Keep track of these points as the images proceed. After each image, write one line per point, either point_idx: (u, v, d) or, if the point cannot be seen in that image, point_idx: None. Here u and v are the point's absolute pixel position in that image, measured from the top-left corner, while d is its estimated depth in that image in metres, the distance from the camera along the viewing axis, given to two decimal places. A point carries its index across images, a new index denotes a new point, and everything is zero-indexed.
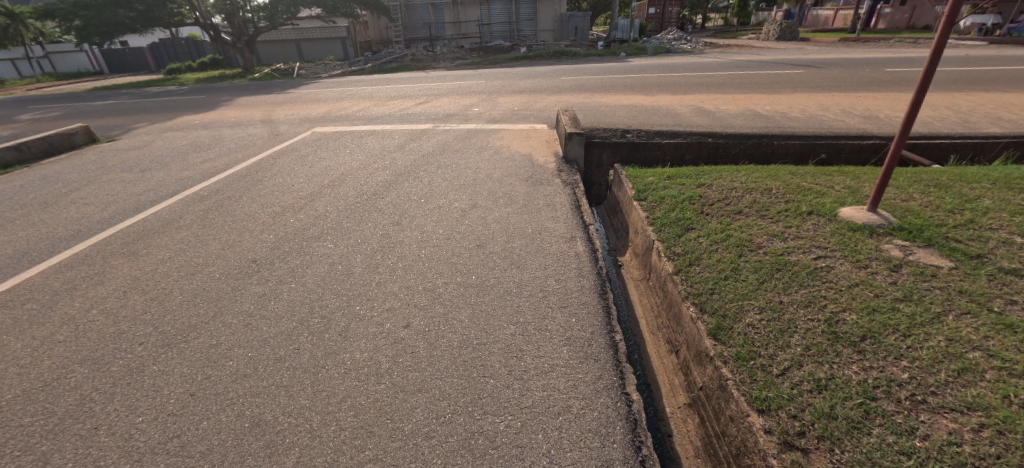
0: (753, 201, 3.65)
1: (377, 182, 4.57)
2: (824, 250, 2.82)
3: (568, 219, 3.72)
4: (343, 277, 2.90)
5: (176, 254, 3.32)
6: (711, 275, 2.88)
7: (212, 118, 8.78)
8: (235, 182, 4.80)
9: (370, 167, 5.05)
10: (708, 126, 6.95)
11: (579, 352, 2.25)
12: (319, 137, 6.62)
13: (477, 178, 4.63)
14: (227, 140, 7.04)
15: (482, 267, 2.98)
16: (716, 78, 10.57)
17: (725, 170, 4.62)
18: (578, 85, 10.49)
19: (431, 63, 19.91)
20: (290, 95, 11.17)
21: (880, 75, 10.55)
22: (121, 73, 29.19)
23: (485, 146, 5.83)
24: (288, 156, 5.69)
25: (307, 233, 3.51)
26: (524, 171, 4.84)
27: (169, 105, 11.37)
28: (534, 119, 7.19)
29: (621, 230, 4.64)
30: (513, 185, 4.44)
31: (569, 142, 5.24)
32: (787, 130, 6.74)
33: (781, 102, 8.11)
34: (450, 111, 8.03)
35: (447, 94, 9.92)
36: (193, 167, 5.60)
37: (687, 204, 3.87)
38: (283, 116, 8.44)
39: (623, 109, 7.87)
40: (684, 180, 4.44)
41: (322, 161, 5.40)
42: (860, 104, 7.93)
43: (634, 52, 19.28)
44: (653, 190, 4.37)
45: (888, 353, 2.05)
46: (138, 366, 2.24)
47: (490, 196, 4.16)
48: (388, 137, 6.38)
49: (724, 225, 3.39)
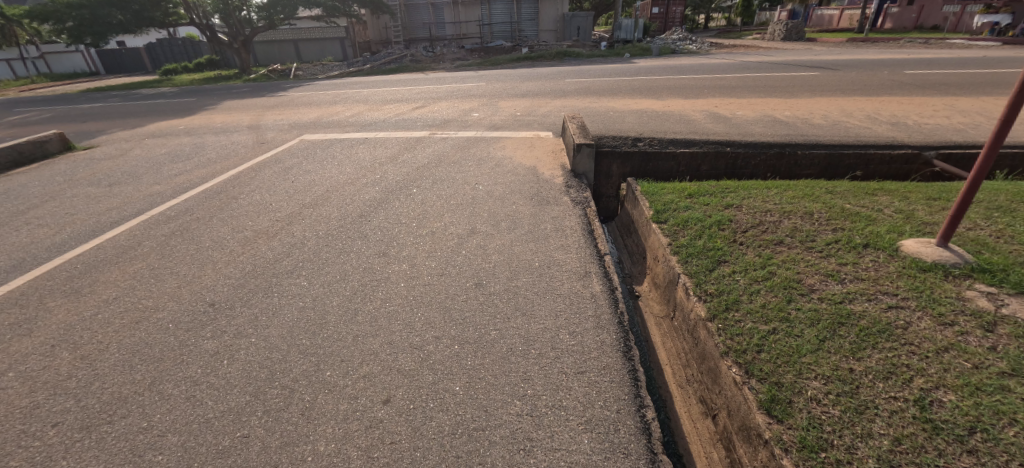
0: (793, 229, 3.17)
1: (365, 201, 4.08)
2: (894, 299, 2.34)
3: (581, 248, 3.23)
4: (315, 327, 2.43)
5: (124, 295, 2.84)
6: (756, 325, 2.40)
7: (197, 124, 8.30)
8: (207, 201, 4.31)
9: (358, 182, 4.58)
10: (726, 133, 6.44)
11: (604, 444, 1.75)
12: (307, 146, 6.13)
13: (476, 196, 4.14)
14: (209, 148, 6.57)
15: (481, 314, 2.51)
16: (727, 81, 10.05)
17: (754, 188, 4.13)
18: (583, 88, 9.97)
19: (431, 64, 19.40)
20: (283, 99, 10.67)
21: (900, 78, 10.03)
22: (116, 74, 28.69)
23: (486, 157, 5.34)
24: (270, 168, 5.20)
25: (278, 267, 3.02)
26: (529, 188, 4.35)
27: (156, 108, 10.90)
28: (538, 127, 6.69)
29: (637, 254, 4.17)
30: (516, 205, 3.95)
31: (578, 154, 4.75)
32: (811, 138, 6.26)
33: (800, 107, 7.61)
34: (448, 116, 7.56)
35: (445, 98, 9.42)
36: (166, 180, 5.13)
37: (716, 230, 3.38)
38: (271, 121, 7.97)
39: (633, 115, 7.37)
40: (709, 199, 3.96)
41: (307, 174, 4.92)
42: (885, 110, 7.44)
43: (639, 53, 18.76)
44: (674, 210, 3.88)
45: (1010, 458, 1.57)
46: (43, 460, 1.76)
47: (490, 219, 3.67)
48: (381, 146, 5.90)
49: (763, 259, 2.90)
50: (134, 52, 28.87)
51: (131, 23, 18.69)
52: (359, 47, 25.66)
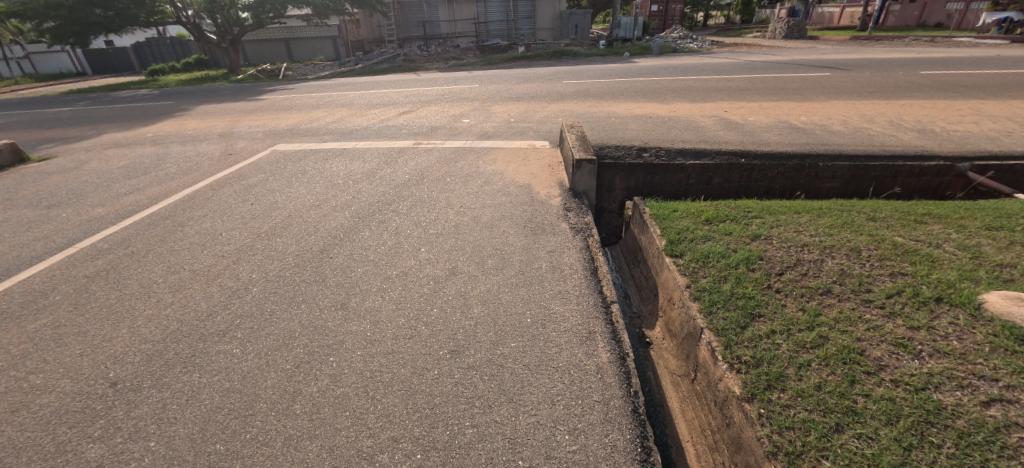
0: (839, 272, 2.63)
1: (330, 230, 3.50)
2: (996, 388, 1.79)
3: (582, 295, 2.67)
4: (238, 423, 1.85)
5: (10, 367, 2.26)
6: (814, 417, 1.84)
7: (167, 131, 7.69)
8: (148, 230, 3.72)
9: (327, 205, 4.00)
10: (739, 142, 5.87)
11: None
12: (278, 158, 5.53)
13: (459, 223, 3.56)
14: (172, 160, 5.97)
15: (455, 400, 1.93)
16: (734, 83, 9.48)
17: (782, 213, 3.58)
18: (581, 90, 9.38)
19: (424, 64, 18.80)
20: (264, 102, 10.04)
21: (915, 79, 9.50)
22: (103, 74, 27.94)
23: (474, 172, 4.76)
24: (230, 187, 4.60)
25: (207, 327, 2.45)
26: (521, 213, 3.77)
27: (128, 113, 10.25)
28: (534, 135, 6.11)
29: (646, 290, 3.60)
30: (505, 235, 3.37)
31: (577, 170, 4.16)
32: (832, 147, 5.71)
33: (817, 112, 7.06)
34: (436, 123, 6.98)
35: (435, 101, 8.82)
36: (113, 200, 4.54)
37: (743, 270, 2.83)
38: (245, 129, 7.36)
39: (636, 121, 6.80)
40: (730, 228, 3.41)
41: (270, 194, 4.32)
42: (907, 114, 6.89)
43: (639, 52, 18.20)
44: (691, 241, 3.33)
45: None
46: None
47: (473, 254, 3.10)
48: (358, 159, 5.30)
49: (809, 316, 2.35)
50: (122, 52, 28.08)
51: (114, 22, 17.99)
52: (351, 46, 25.00)
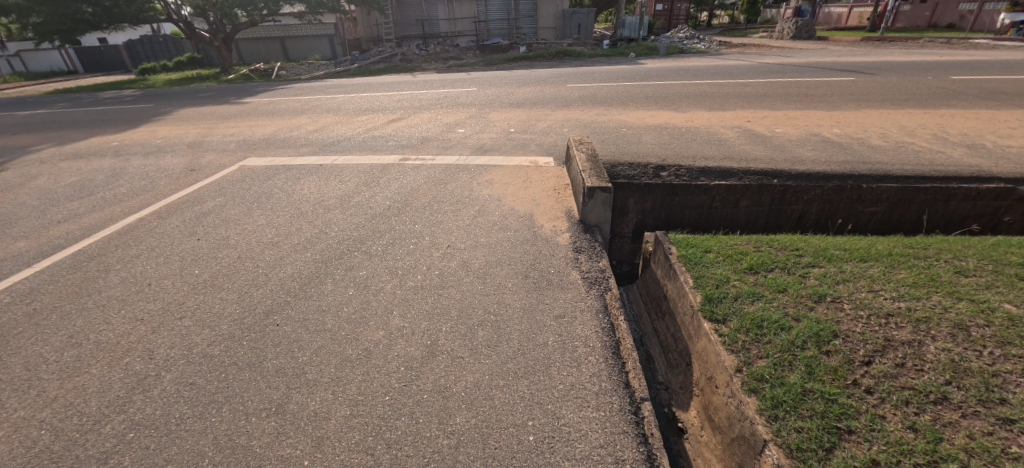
0: (950, 367, 1.96)
1: (284, 280, 2.83)
2: None
3: (604, 393, 1.97)
4: None
5: None
6: None
7: (134, 140, 7.00)
8: (64, 277, 3.02)
9: (287, 242, 3.32)
10: (769, 158, 5.18)
11: None
12: (244, 176, 4.85)
13: (444, 271, 2.87)
14: (128, 176, 5.28)
15: None
16: (752, 88, 8.76)
17: (845, 261, 2.90)
18: (586, 96, 8.67)
19: (421, 63, 18.09)
20: (244, 106, 9.33)
21: (948, 85, 8.77)
22: (94, 73, 27.24)
23: (466, 196, 4.08)
24: (180, 215, 3.91)
25: (86, 447, 1.77)
26: (522, 256, 3.07)
27: (101, 116, 9.54)
28: (536, 150, 5.41)
29: (675, 354, 2.92)
30: (501, 290, 2.68)
31: (589, 200, 3.47)
32: (875, 165, 5.01)
33: (849, 122, 6.36)
34: (428, 133, 6.29)
35: (429, 107, 8.12)
36: (42, 231, 3.85)
37: (814, 353, 2.15)
38: (218, 138, 6.67)
39: (650, 133, 6.10)
40: (784, 282, 2.73)
41: (222, 226, 3.63)
42: (950, 126, 6.19)
43: (645, 53, 17.48)
44: (735, 299, 2.65)
45: None
46: None
47: (460, 323, 2.41)
48: (334, 178, 4.61)
49: (925, 441, 1.68)
50: (114, 50, 27.41)
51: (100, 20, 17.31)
52: (348, 44, 24.32)
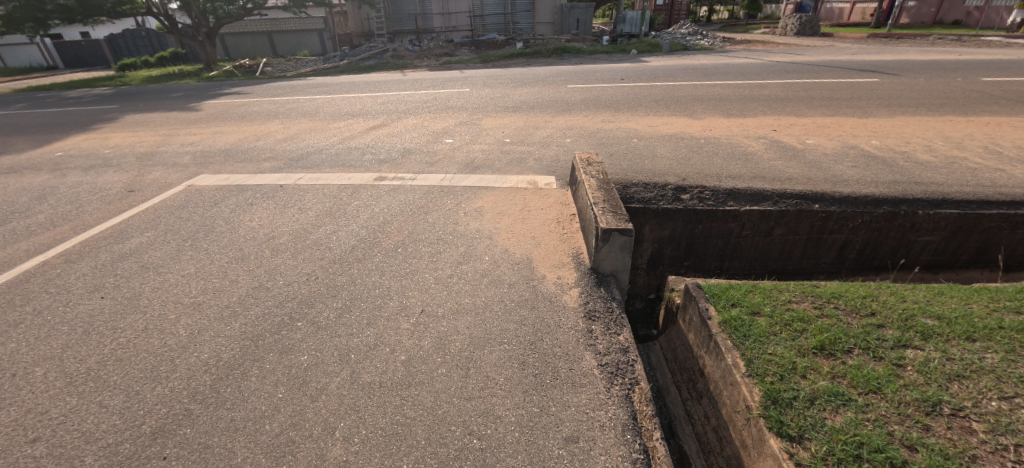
0: None
1: (195, 371, 2.07)
2: None
3: None
4: None
5: None
6: None
7: (80, 149, 6.19)
8: None
9: (213, 304, 2.55)
10: (806, 176, 4.46)
11: None
12: (188, 200, 4.08)
13: (412, 357, 2.12)
14: (56, 197, 4.48)
15: None
16: (770, 90, 8.04)
17: (947, 341, 2.19)
18: (589, 98, 7.92)
19: (413, 60, 17.21)
20: (214, 108, 8.50)
21: (981, 88, 8.04)
22: (75, 68, 26.16)
23: (450, 232, 3.33)
24: (92, 258, 3.14)
25: None
26: (519, 328, 2.33)
27: (55, 120, 8.66)
28: (535, 166, 4.65)
29: (720, 460, 2.21)
30: (489, 392, 1.94)
31: (603, 245, 2.72)
32: (931, 185, 4.28)
33: (887, 132, 5.64)
34: (411, 144, 5.52)
35: (416, 111, 7.33)
36: None
37: None
38: (174, 148, 5.87)
39: (665, 145, 5.36)
40: (874, 375, 2.01)
41: (140, 277, 2.86)
42: (999, 137, 5.48)
43: (647, 50, 16.66)
44: (813, 403, 1.92)
45: None
46: None
47: (428, 457, 1.65)
48: (293, 206, 3.84)
49: None
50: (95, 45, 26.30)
51: None
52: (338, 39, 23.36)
